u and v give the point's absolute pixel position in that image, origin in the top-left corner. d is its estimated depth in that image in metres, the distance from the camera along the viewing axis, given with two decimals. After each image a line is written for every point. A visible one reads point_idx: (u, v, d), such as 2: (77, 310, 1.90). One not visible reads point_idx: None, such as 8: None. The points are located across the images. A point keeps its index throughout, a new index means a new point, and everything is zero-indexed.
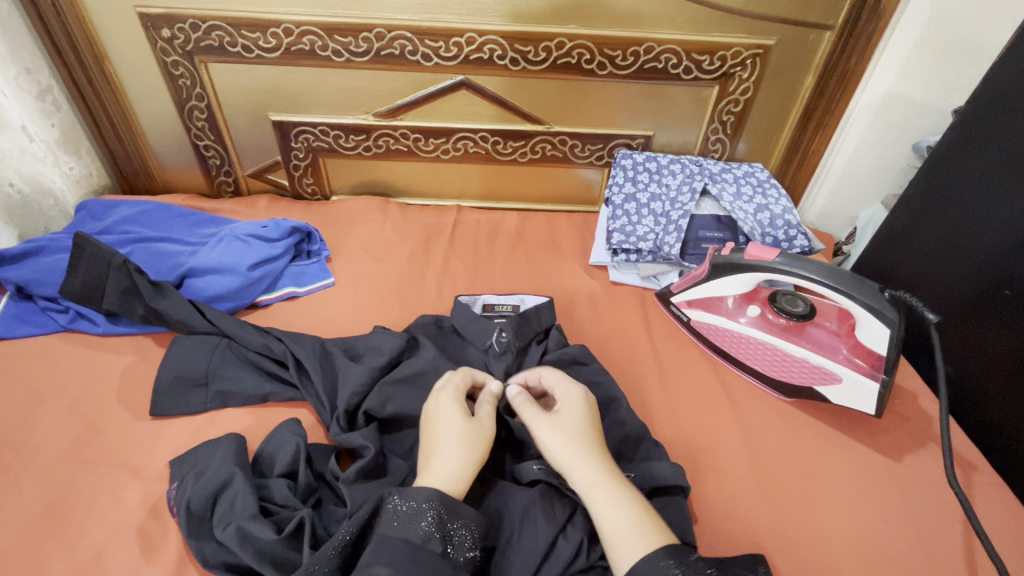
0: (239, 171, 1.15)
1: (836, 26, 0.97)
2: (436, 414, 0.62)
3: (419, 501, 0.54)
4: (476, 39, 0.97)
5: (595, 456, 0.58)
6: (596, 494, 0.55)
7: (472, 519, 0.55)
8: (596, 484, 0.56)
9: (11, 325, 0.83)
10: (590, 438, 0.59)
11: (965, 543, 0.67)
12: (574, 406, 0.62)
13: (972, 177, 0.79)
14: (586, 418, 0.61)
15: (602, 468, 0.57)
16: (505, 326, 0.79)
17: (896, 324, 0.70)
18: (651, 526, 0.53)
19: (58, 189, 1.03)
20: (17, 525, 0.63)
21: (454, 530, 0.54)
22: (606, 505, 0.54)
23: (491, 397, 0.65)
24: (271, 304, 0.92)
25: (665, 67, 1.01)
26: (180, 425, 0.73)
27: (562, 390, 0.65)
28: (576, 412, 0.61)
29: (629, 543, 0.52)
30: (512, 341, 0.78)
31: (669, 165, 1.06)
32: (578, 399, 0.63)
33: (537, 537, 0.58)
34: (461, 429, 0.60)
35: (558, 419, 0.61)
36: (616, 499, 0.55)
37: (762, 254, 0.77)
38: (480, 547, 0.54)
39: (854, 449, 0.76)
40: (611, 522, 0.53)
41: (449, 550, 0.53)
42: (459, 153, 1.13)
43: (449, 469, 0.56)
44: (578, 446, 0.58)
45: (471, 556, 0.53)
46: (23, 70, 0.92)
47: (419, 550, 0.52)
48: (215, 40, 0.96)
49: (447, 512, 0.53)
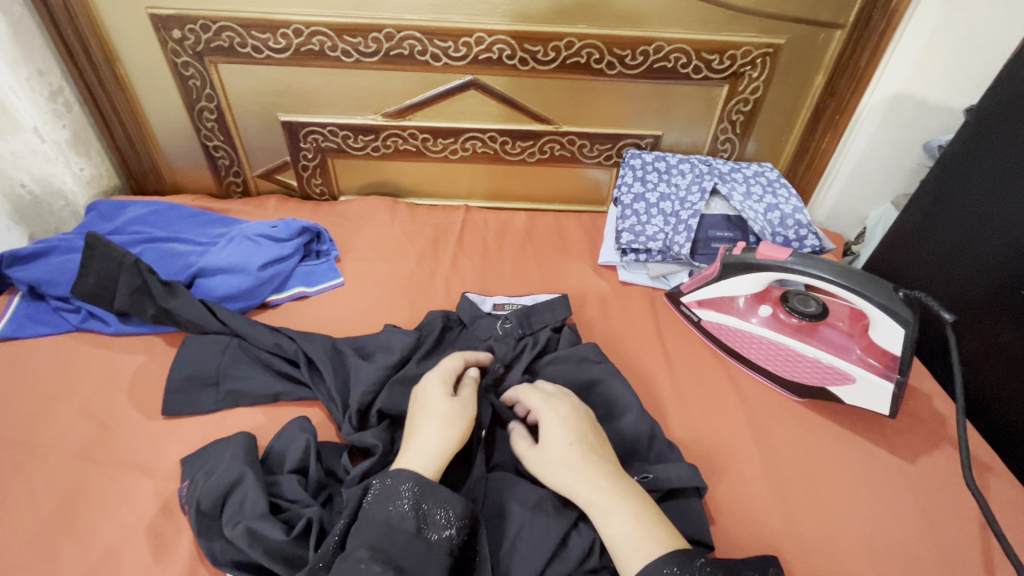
0: (249, 171, 1.15)
1: (847, 25, 0.97)
2: (421, 394, 0.63)
3: (395, 482, 0.54)
4: (485, 39, 0.97)
5: (585, 476, 0.55)
6: (594, 512, 0.54)
7: (449, 500, 0.55)
8: (591, 504, 0.54)
9: (23, 325, 0.83)
10: (575, 456, 0.57)
11: (982, 545, 0.66)
12: (552, 427, 0.60)
13: (985, 175, 0.79)
14: (566, 436, 0.58)
15: (596, 484, 0.55)
16: (510, 316, 0.82)
17: (911, 323, 0.70)
18: (653, 536, 0.52)
19: (69, 189, 1.04)
20: (30, 524, 0.63)
21: (431, 511, 0.54)
22: (604, 520, 0.53)
23: (471, 379, 0.67)
24: (281, 304, 0.92)
25: (674, 66, 1.01)
26: (190, 424, 0.73)
27: (539, 410, 0.62)
28: (552, 439, 0.58)
29: (627, 557, 0.51)
30: (514, 330, 0.81)
31: (678, 165, 1.05)
32: (552, 417, 0.60)
33: (548, 530, 0.57)
34: (436, 409, 0.61)
35: (540, 454, 0.59)
36: (614, 516, 0.53)
37: (775, 253, 0.77)
38: (457, 527, 0.54)
39: (868, 449, 0.75)
40: (613, 537, 0.53)
41: (424, 529, 0.53)
42: (468, 153, 1.13)
43: (430, 448, 0.57)
44: (565, 472, 0.56)
45: (448, 535, 0.53)
46: (35, 71, 0.93)
47: (395, 529, 0.52)
48: (225, 41, 0.96)
49: (422, 493, 0.54)
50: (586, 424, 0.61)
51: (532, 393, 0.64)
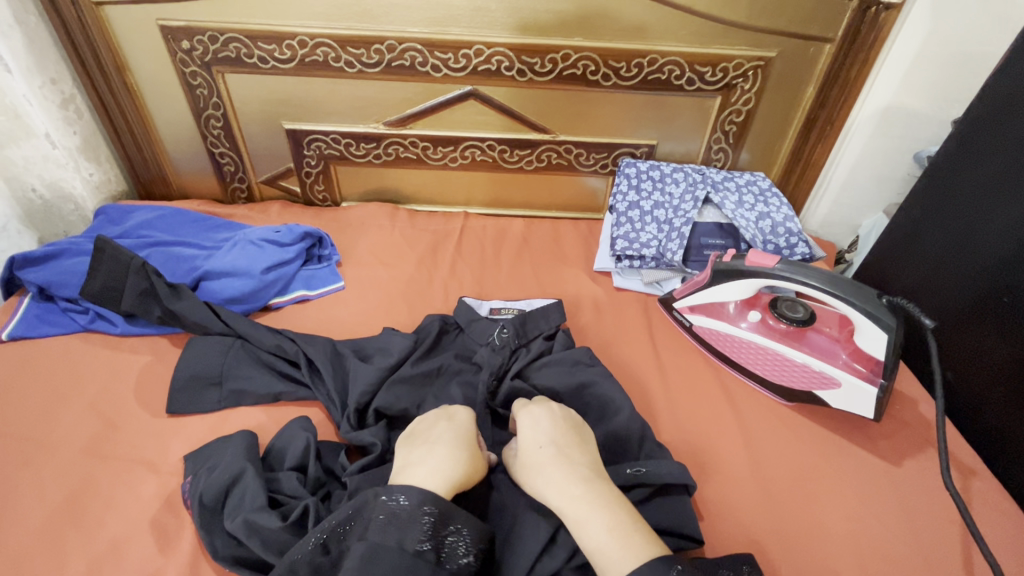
0: (253, 177, 1.18)
1: (836, 39, 1.00)
2: (456, 421, 0.64)
3: (415, 505, 0.53)
4: (484, 51, 0.99)
5: (557, 475, 0.58)
6: (570, 521, 0.55)
7: (466, 525, 0.54)
8: (564, 511, 0.56)
9: (33, 325, 0.85)
10: (544, 457, 0.60)
11: (962, 545, 0.68)
12: (528, 435, 0.64)
13: (974, 185, 0.80)
14: (540, 440, 0.62)
15: (564, 490, 0.57)
16: (507, 324, 0.84)
17: (894, 329, 0.72)
18: (628, 539, 0.53)
19: (79, 194, 1.06)
20: (39, 516, 0.65)
21: (448, 536, 0.53)
22: (579, 528, 0.54)
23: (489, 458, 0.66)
24: (283, 307, 0.95)
25: (668, 78, 1.03)
26: (194, 422, 0.75)
27: (522, 418, 0.66)
28: (526, 444, 0.62)
29: (604, 568, 0.52)
30: (512, 338, 0.82)
31: (672, 174, 1.08)
32: (527, 424, 0.64)
33: (537, 526, 0.60)
34: (468, 443, 0.61)
35: (517, 462, 0.62)
36: (586, 524, 0.54)
37: (763, 261, 0.79)
38: (475, 553, 0.53)
39: (853, 452, 0.77)
40: (592, 546, 0.53)
41: (442, 558, 0.52)
42: (467, 161, 1.15)
43: (451, 471, 0.56)
44: (536, 478, 0.59)
45: (466, 563, 0.53)
46: (48, 79, 0.96)
47: (415, 562, 0.51)
48: (232, 51, 0.99)
49: (440, 520, 0.53)
50: (563, 428, 0.64)
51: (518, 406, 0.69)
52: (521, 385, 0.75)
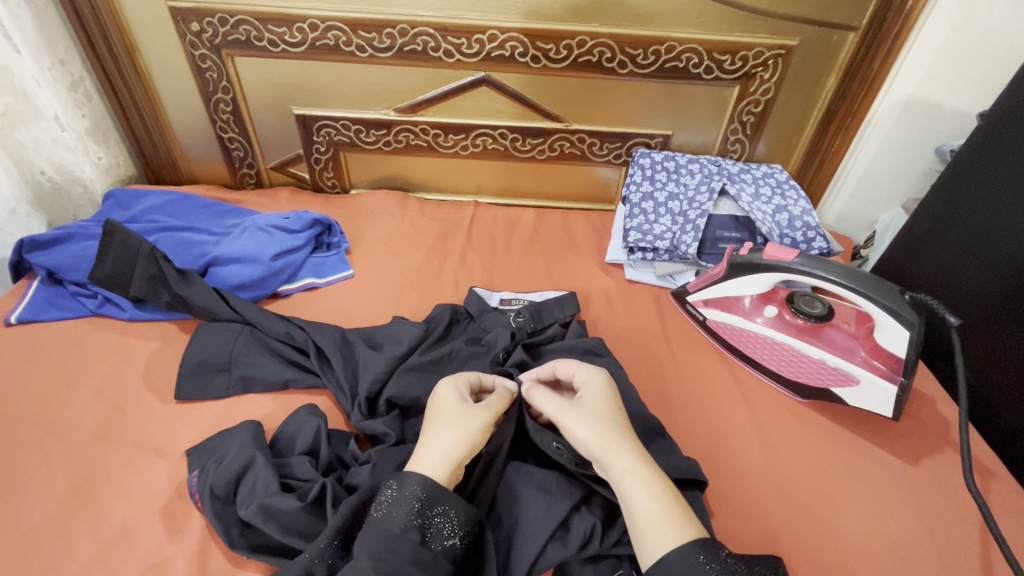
0: (262, 164, 1.17)
1: (860, 28, 0.97)
2: (438, 394, 0.61)
3: (405, 488, 0.52)
4: (498, 36, 0.97)
5: (628, 440, 0.58)
6: (629, 484, 0.54)
7: (453, 507, 0.53)
8: (627, 472, 0.55)
9: (42, 309, 0.85)
10: (615, 421, 0.59)
11: (981, 545, 0.66)
12: (595, 389, 0.63)
13: (998, 178, 0.78)
14: (609, 404, 0.61)
15: (632, 455, 0.56)
16: (522, 309, 0.84)
17: (915, 326, 0.70)
18: (682, 518, 0.53)
19: (88, 177, 1.05)
20: (47, 500, 0.65)
21: (434, 517, 0.52)
22: (640, 492, 0.54)
23: (506, 390, 0.64)
24: (291, 295, 0.94)
25: (685, 66, 1.01)
26: (203, 408, 0.75)
27: (581, 376, 0.65)
28: (602, 394, 0.62)
29: (657, 537, 0.51)
30: (527, 323, 0.82)
31: (687, 165, 1.06)
32: (599, 385, 0.63)
33: (552, 507, 0.59)
34: (459, 410, 0.59)
35: (581, 406, 0.61)
36: (647, 492, 0.54)
37: (781, 253, 0.77)
38: (460, 536, 0.53)
39: (870, 450, 0.76)
40: (643, 514, 0.53)
41: (428, 539, 0.51)
42: (478, 149, 1.14)
43: (440, 451, 0.55)
44: (604, 433, 0.57)
45: (450, 545, 0.52)
46: (57, 61, 0.95)
47: (400, 541, 0.50)
48: (242, 34, 0.97)
49: (428, 501, 0.52)
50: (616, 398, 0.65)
51: (574, 365, 0.67)
52: (516, 372, 0.73)
